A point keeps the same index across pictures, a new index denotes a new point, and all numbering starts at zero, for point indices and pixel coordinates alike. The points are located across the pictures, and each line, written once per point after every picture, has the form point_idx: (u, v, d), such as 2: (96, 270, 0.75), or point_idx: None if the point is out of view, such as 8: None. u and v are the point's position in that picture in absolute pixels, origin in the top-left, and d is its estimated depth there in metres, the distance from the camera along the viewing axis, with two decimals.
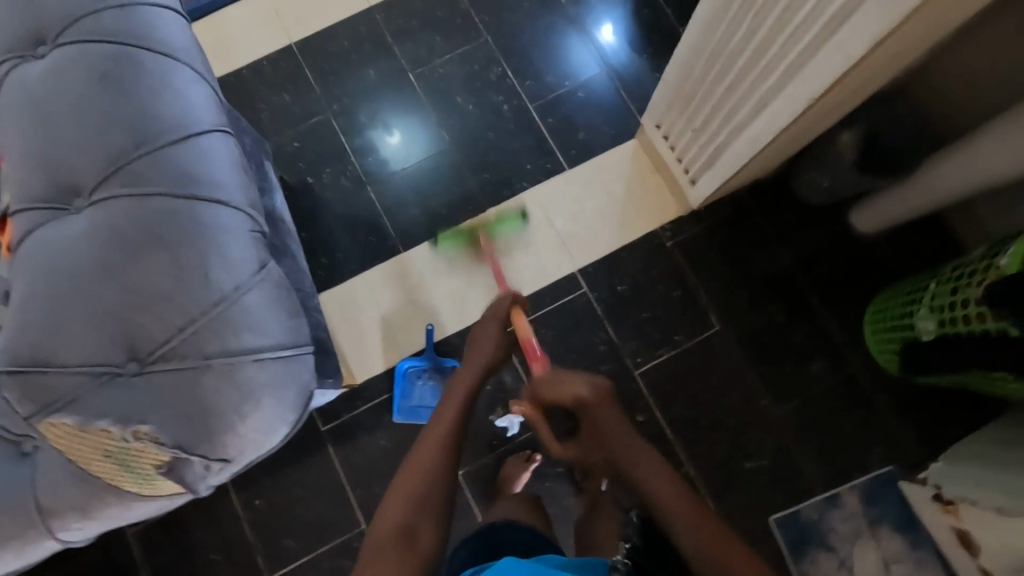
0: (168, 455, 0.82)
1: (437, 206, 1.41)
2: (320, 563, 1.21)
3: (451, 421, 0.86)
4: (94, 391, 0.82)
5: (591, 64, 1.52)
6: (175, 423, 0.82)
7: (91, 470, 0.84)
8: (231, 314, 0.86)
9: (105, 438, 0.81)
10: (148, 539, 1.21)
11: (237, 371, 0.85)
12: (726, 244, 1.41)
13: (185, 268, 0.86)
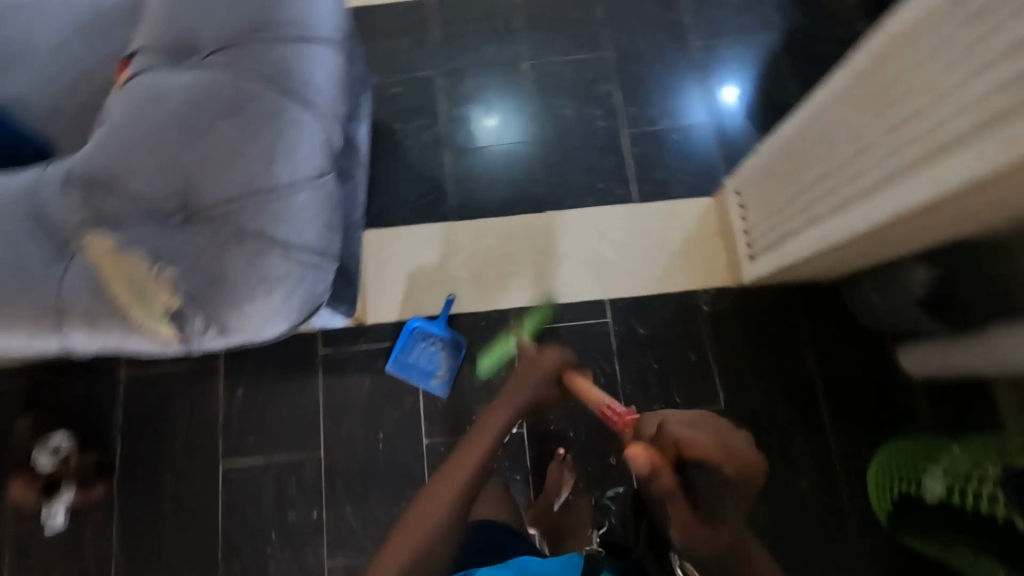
0: (177, 304, 0.80)
1: (501, 192, 1.46)
2: (271, 466, 1.30)
3: (479, 455, 0.84)
4: (137, 226, 0.82)
5: (698, 112, 1.51)
6: (192, 282, 0.80)
7: (111, 293, 0.80)
8: (278, 203, 0.83)
9: (132, 267, 0.80)
10: (138, 383, 1.34)
11: (262, 255, 0.82)
12: (760, 330, 1.37)
13: (258, 143, 0.84)
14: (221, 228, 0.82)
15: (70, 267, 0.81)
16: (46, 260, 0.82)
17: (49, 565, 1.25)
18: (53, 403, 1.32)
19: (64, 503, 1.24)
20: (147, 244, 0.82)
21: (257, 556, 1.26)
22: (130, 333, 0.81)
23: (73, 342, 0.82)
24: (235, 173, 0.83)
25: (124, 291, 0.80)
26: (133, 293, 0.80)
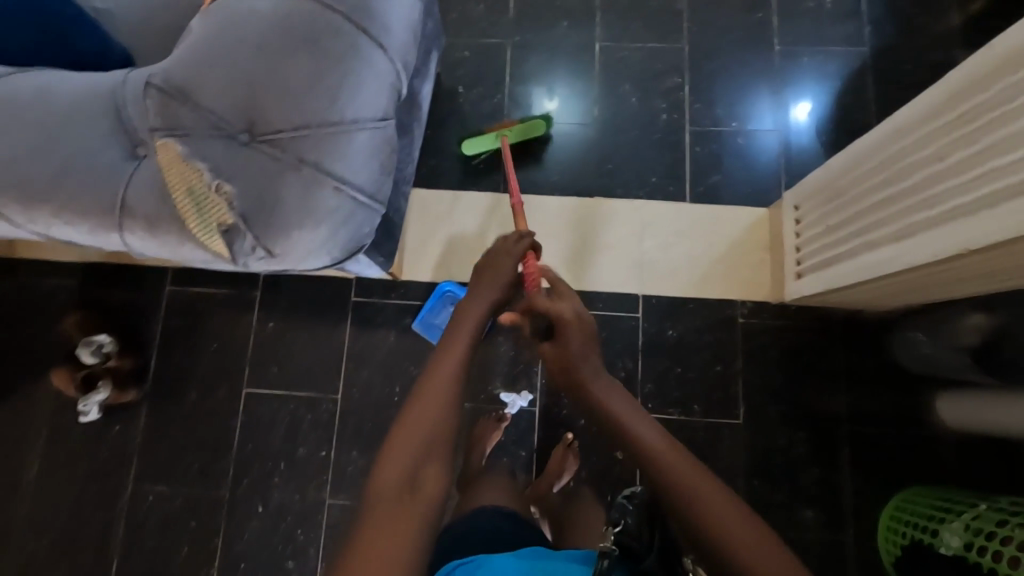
0: (232, 220, 0.83)
1: (551, 171, 1.44)
2: (290, 399, 1.35)
3: (455, 367, 0.75)
4: (200, 137, 0.85)
5: (767, 120, 1.46)
6: (248, 201, 0.84)
7: (173, 196, 0.84)
8: (339, 138, 0.85)
9: (195, 177, 0.83)
10: (182, 299, 1.40)
11: (317, 187, 0.85)
12: (792, 352, 1.33)
13: (328, 77, 0.86)
14: (281, 154, 0.84)
15: (141, 167, 0.86)
16: (120, 160, 0.87)
17: (76, 453, 1.34)
18: (100, 305, 1.40)
19: (96, 401, 1.32)
20: (210, 157, 0.84)
21: (263, 482, 1.32)
22: (185, 240, 0.85)
23: (133, 241, 0.87)
24: (302, 103, 0.85)
25: (183, 198, 0.84)
26: (192, 202, 0.84)
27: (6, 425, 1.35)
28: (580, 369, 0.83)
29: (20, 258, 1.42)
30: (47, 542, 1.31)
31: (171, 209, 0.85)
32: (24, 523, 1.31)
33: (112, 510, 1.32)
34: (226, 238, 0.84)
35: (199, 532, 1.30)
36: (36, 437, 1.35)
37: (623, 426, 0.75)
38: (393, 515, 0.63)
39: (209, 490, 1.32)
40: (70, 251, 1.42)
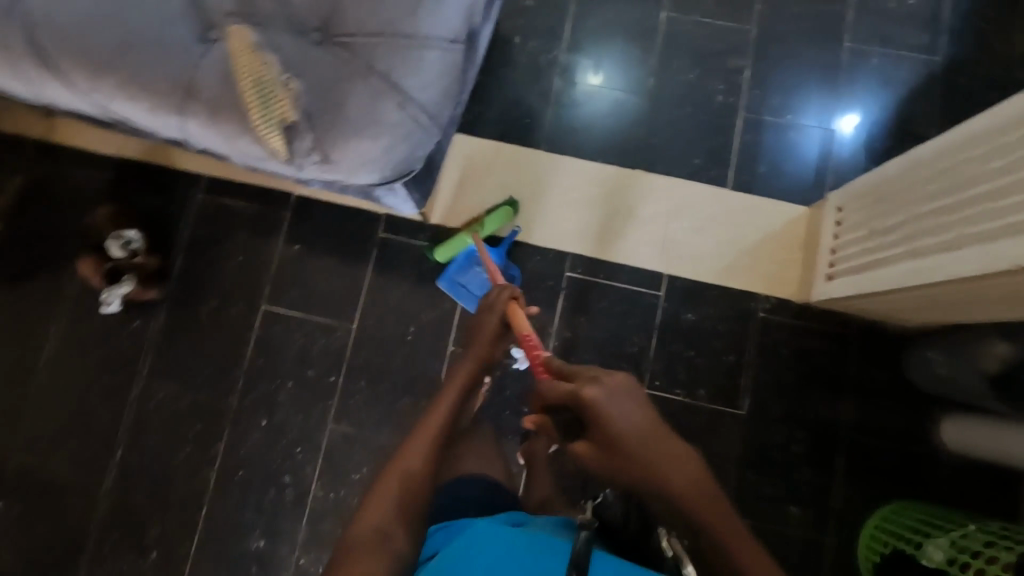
0: (293, 115, 0.81)
1: (596, 138, 1.42)
2: (304, 322, 1.37)
3: (444, 419, 0.93)
4: (274, 35, 0.86)
5: (813, 130, 1.42)
6: (312, 100, 0.82)
7: (238, 85, 0.83)
8: (409, 51, 0.83)
9: (264, 69, 0.83)
10: (211, 208, 1.41)
11: (379, 97, 0.82)
12: (806, 354, 1.32)
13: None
14: (347, 60, 0.84)
15: (211, 49, 0.85)
16: (190, 44, 0.85)
17: (90, 343, 1.36)
18: (131, 203, 1.41)
19: (119, 294, 1.32)
20: (280, 54, 0.84)
21: (269, 398, 1.34)
22: (240, 131, 0.83)
23: (189, 128, 0.84)
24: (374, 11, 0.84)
25: (249, 88, 0.82)
26: (257, 93, 0.82)
27: (27, 306, 1.38)
28: (615, 434, 0.76)
29: (61, 144, 1.43)
30: (55, 423, 1.35)
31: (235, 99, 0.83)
32: (35, 403, 1.35)
33: (120, 402, 1.35)
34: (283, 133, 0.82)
35: (202, 436, 1.33)
36: (54, 321, 1.37)
37: (616, 446, 0.76)
38: (368, 563, 0.74)
39: (216, 397, 1.35)
40: (110, 144, 1.43)
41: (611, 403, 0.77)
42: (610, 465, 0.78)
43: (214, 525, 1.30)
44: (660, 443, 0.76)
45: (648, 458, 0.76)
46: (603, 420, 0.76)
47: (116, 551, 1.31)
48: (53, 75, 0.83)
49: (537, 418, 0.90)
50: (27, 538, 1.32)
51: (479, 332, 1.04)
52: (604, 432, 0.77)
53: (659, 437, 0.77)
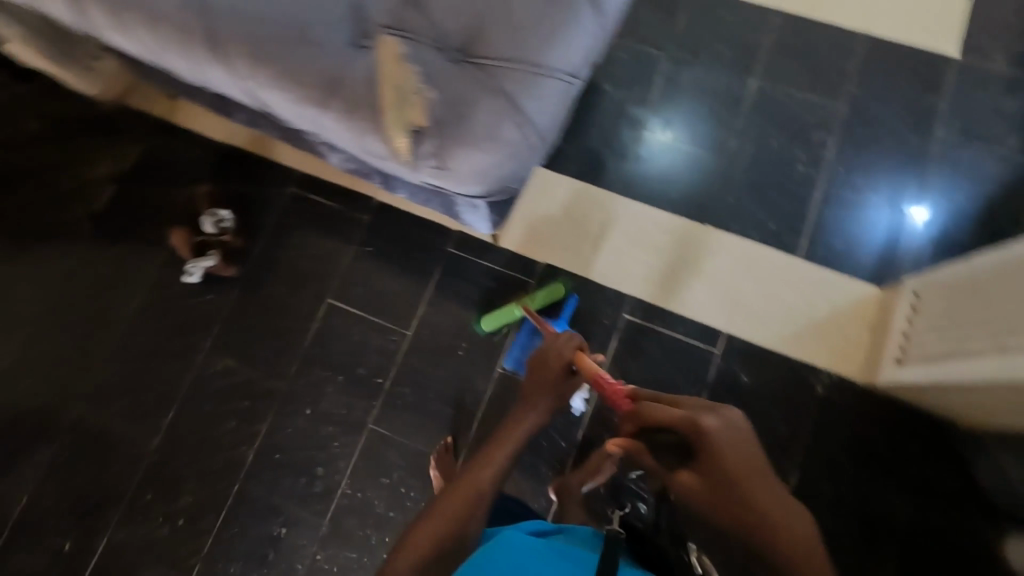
0: (424, 121, 0.83)
1: (672, 188, 1.45)
2: (364, 321, 1.41)
3: (504, 459, 0.91)
4: (422, 51, 0.89)
5: (883, 216, 1.40)
6: (444, 111, 0.85)
7: (380, 88, 0.85)
8: (535, 82, 0.87)
9: (404, 77, 0.86)
10: (297, 200, 1.49)
11: (503, 118, 0.85)
12: (863, 439, 1.27)
13: (545, 28, 0.88)
14: (481, 83, 0.87)
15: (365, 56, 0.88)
16: (344, 51, 0.87)
17: (166, 307, 1.45)
18: (229, 186, 1.51)
19: (203, 266, 1.42)
20: (422, 66, 0.87)
21: (318, 388, 1.38)
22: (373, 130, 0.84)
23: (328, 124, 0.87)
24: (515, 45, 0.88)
25: (391, 93, 0.84)
26: (396, 98, 0.84)
27: (117, 264, 1.48)
28: (733, 465, 0.72)
29: (178, 124, 1.56)
30: (120, 377, 1.42)
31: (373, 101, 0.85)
32: (106, 354, 1.43)
33: (182, 368, 1.41)
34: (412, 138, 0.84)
35: (249, 413, 1.38)
36: (139, 282, 1.46)
37: (731, 479, 0.71)
38: None
39: (269, 378, 1.39)
40: (222, 131, 1.56)
41: (726, 433, 0.74)
42: (718, 501, 0.71)
43: (243, 502, 1.33)
44: (763, 477, 0.72)
45: (758, 489, 0.70)
46: (714, 442, 0.73)
47: (148, 511, 1.34)
48: (219, 60, 0.86)
49: (626, 444, 0.82)
50: (69, 483, 1.37)
51: (547, 370, 1.01)
52: (717, 458, 0.72)
53: (765, 474, 0.73)
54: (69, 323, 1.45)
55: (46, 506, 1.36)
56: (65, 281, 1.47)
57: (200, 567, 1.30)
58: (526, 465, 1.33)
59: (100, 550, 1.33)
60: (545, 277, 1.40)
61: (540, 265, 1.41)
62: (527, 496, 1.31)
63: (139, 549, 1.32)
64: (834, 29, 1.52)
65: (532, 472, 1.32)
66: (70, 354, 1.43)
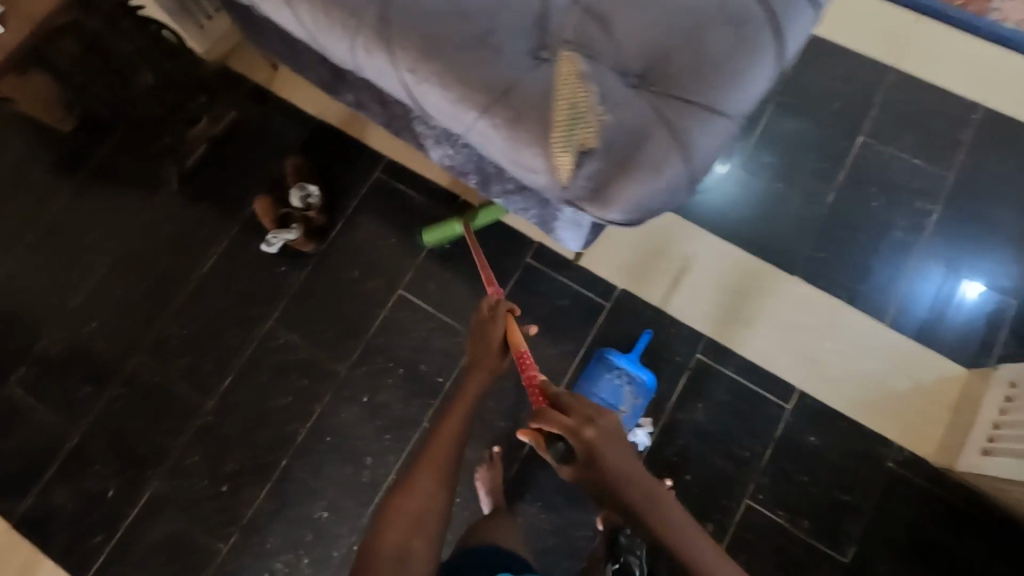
0: (592, 144, 0.67)
1: (761, 233, 1.41)
2: (431, 318, 1.40)
3: (441, 471, 0.87)
4: (606, 67, 0.71)
5: (932, 280, 1.36)
6: (617, 140, 0.67)
7: (552, 102, 0.68)
8: (723, 130, 0.68)
9: (580, 97, 0.68)
10: (382, 187, 1.49)
11: (678, 159, 0.67)
12: (927, 523, 1.22)
13: (759, 69, 0.69)
14: (666, 116, 0.68)
15: (541, 70, 0.71)
16: (523, 61, 0.72)
17: (240, 273, 1.45)
18: (318, 162, 1.51)
19: (283, 238, 1.40)
20: (603, 82, 0.69)
21: (377, 378, 1.37)
22: (534, 144, 0.68)
23: (480, 131, 0.72)
24: (721, 81, 0.68)
25: (563, 107, 0.68)
26: (568, 116, 0.67)
27: (199, 223, 1.49)
28: (609, 470, 0.78)
29: (276, 94, 1.57)
30: (185, 334, 1.42)
31: (539, 113, 0.68)
32: (175, 310, 1.44)
33: (247, 335, 1.42)
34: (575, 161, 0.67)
35: (306, 391, 1.37)
36: (217, 243, 1.47)
37: (609, 480, 0.79)
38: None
39: (330, 359, 1.39)
40: (317, 106, 1.56)
41: (607, 446, 0.79)
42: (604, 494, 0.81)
43: (289, 480, 1.32)
44: (644, 484, 0.79)
45: (636, 492, 0.78)
46: (599, 455, 0.78)
47: (194, 472, 1.34)
48: (382, 47, 0.74)
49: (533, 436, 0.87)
50: (121, 430, 1.37)
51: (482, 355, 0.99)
52: (597, 466, 0.79)
53: (647, 483, 0.79)
54: (145, 273, 1.47)
55: (96, 450, 1.36)
56: (147, 232, 1.49)
57: (237, 537, 1.30)
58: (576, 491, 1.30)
59: (141, 503, 1.33)
60: (620, 302, 1.38)
61: (617, 290, 1.39)
62: (572, 522, 1.28)
63: (180, 508, 1.32)
64: (952, 97, 1.47)
65: (581, 499, 1.29)
66: (141, 303, 1.45)
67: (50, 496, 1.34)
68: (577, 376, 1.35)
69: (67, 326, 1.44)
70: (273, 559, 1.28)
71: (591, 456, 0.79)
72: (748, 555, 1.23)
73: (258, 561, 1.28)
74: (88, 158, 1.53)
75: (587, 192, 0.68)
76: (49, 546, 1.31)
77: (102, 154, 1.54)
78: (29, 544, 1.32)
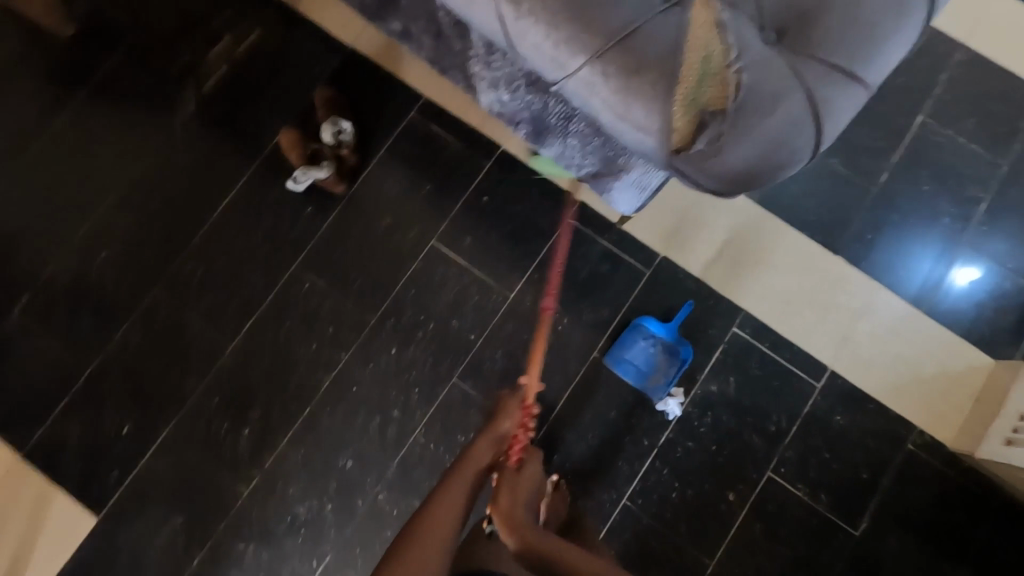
0: (723, 103, 0.62)
1: (809, 209, 1.37)
2: (465, 272, 1.35)
3: (445, 540, 0.77)
4: (742, 19, 0.67)
5: (925, 263, 1.35)
6: (752, 99, 0.62)
7: (686, 52, 0.64)
8: (855, 98, 0.66)
9: (717, 48, 0.64)
10: (417, 129, 1.39)
11: (809, 124, 0.63)
12: (938, 502, 1.27)
13: (893, 39, 0.66)
14: (802, 79, 0.64)
15: (671, 13, 0.66)
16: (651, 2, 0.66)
17: (262, 211, 1.37)
18: (349, 95, 1.40)
19: (313, 176, 1.31)
20: (737, 36, 0.65)
21: (408, 330, 1.33)
22: (653, 97, 0.63)
23: (586, 80, 0.65)
24: (856, 49, 0.65)
25: (693, 60, 0.63)
26: (699, 68, 0.63)
27: (218, 154, 1.39)
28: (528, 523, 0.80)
29: (303, 15, 1.43)
30: (203, 272, 1.35)
31: (668, 63, 0.63)
32: (193, 246, 1.36)
33: (269, 277, 1.35)
34: (699, 121, 0.63)
35: (333, 340, 1.33)
36: (239, 177, 1.38)
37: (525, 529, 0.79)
38: None
39: (359, 309, 1.34)
40: (348, 32, 1.43)
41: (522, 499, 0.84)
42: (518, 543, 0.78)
43: (314, 428, 1.30)
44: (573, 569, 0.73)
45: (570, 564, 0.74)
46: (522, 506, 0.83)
47: (214, 415, 1.30)
48: None
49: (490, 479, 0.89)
50: (136, 367, 1.32)
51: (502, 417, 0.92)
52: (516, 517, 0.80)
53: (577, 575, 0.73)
54: (159, 204, 1.37)
55: (109, 386, 1.31)
56: (161, 160, 1.39)
57: (260, 480, 1.28)
58: (605, 456, 1.29)
59: (159, 442, 1.30)
60: (661, 271, 1.35)
61: (659, 257, 1.35)
62: (598, 486, 1.28)
63: (199, 449, 1.29)
64: (1018, 81, 1.41)
65: (607, 464, 1.29)
66: (154, 236, 1.36)
67: (61, 430, 1.29)
68: (612, 343, 1.33)
69: (74, 255, 1.35)
70: (296, 504, 1.27)
71: (517, 495, 0.84)
72: (766, 525, 1.27)
73: (281, 506, 1.27)
74: (96, 70, 1.41)
75: (706, 156, 0.63)
76: (62, 479, 1.28)
77: (110, 67, 1.41)
78: (40, 477, 1.28)
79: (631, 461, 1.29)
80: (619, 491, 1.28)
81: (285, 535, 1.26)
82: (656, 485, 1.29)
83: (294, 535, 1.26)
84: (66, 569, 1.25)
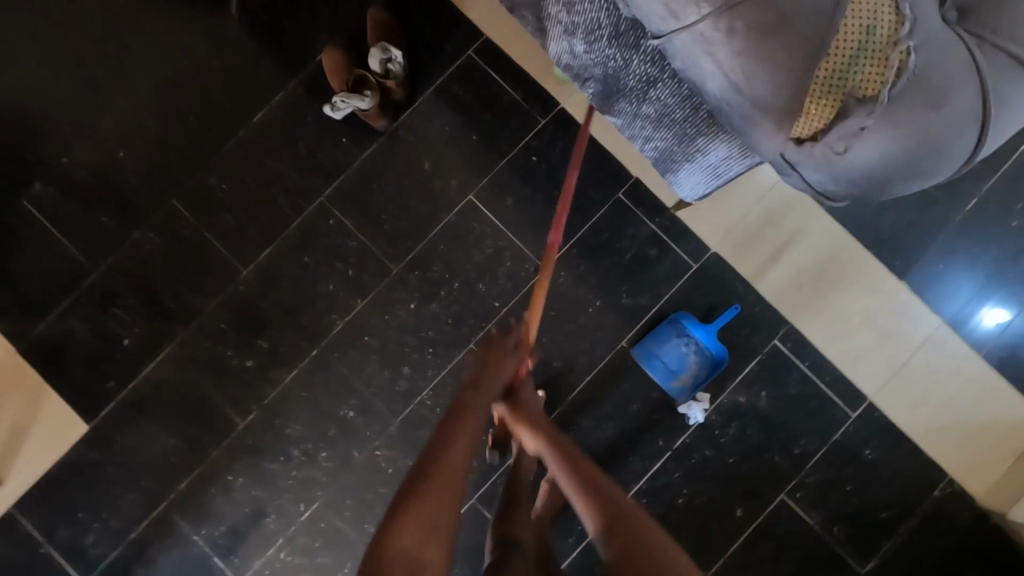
0: (876, 91, 0.54)
1: (883, 226, 1.24)
2: (501, 234, 1.25)
3: (460, 465, 0.70)
4: None
5: (961, 293, 1.23)
6: (914, 89, 0.53)
7: (845, 20, 0.55)
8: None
9: (886, 25, 0.55)
10: (471, 70, 1.27)
11: (968, 129, 0.55)
12: (956, 554, 1.20)
13: None
14: (981, 74, 0.55)
15: None
16: None
17: (295, 134, 1.27)
18: (402, 22, 1.27)
19: (354, 105, 1.18)
20: (912, 13, 0.56)
21: (431, 286, 1.25)
22: (782, 71, 0.55)
23: (703, 36, 0.56)
24: None
25: (851, 33, 0.55)
26: (856, 45, 0.55)
27: (255, 66, 1.28)
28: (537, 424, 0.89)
29: None
30: (226, 190, 1.27)
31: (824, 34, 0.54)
32: (218, 160, 1.27)
33: (293, 206, 1.26)
34: (839, 109, 0.55)
35: (352, 283, 1.25)
36: (274, 93, 1.27)
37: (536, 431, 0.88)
38: None
39: (383, 255, 1.25)
40: None
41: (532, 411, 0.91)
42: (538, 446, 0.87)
43: (320, 370, 1.24)
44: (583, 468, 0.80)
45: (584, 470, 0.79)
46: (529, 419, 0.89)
47: (220, 339, 1.25)
48: None
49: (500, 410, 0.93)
50: (146, 278, 1.26)
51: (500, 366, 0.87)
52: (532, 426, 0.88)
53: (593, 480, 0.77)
54: (188, 109, 1.27)
55: (115, 293, 1.25)
56: (195, 61, 1.28)
57: (258, 415, 1.24)
58: (615, 450, 1.23)
59: (161, 358, 1.25)
60: (709, 267, 1.25)
61: (710, 252, 1.25)
62: None
63: (202, 372, 1.25)
64: None
65: (616, 459, 1.23)
66: (179, 143, 1.27)
67: (63, 330, 1.25)
68: (643, 334, 1.24)
69: (94, 150, 1.27)
70: (292, 445, 1.23)
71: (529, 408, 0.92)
72: (769, 546, 1.22)
73: (276, 443, 1.23)
74: None
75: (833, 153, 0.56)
76: (58, 379, 1.24)
77: None
78: (38, 374, 1.24)
79: (641, 458, 1.23)
80: (624, 487, 1.23)
81: (277, 473, 1.23)
82: (664, 487, 1.23)
83: (285, 475, 1.23)
84: (55, 469, 1.23)
